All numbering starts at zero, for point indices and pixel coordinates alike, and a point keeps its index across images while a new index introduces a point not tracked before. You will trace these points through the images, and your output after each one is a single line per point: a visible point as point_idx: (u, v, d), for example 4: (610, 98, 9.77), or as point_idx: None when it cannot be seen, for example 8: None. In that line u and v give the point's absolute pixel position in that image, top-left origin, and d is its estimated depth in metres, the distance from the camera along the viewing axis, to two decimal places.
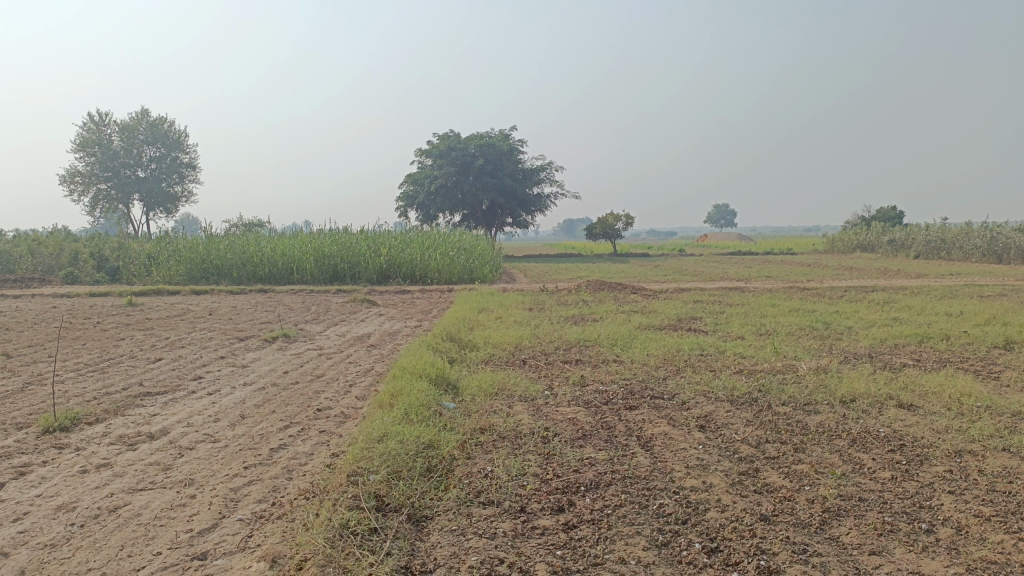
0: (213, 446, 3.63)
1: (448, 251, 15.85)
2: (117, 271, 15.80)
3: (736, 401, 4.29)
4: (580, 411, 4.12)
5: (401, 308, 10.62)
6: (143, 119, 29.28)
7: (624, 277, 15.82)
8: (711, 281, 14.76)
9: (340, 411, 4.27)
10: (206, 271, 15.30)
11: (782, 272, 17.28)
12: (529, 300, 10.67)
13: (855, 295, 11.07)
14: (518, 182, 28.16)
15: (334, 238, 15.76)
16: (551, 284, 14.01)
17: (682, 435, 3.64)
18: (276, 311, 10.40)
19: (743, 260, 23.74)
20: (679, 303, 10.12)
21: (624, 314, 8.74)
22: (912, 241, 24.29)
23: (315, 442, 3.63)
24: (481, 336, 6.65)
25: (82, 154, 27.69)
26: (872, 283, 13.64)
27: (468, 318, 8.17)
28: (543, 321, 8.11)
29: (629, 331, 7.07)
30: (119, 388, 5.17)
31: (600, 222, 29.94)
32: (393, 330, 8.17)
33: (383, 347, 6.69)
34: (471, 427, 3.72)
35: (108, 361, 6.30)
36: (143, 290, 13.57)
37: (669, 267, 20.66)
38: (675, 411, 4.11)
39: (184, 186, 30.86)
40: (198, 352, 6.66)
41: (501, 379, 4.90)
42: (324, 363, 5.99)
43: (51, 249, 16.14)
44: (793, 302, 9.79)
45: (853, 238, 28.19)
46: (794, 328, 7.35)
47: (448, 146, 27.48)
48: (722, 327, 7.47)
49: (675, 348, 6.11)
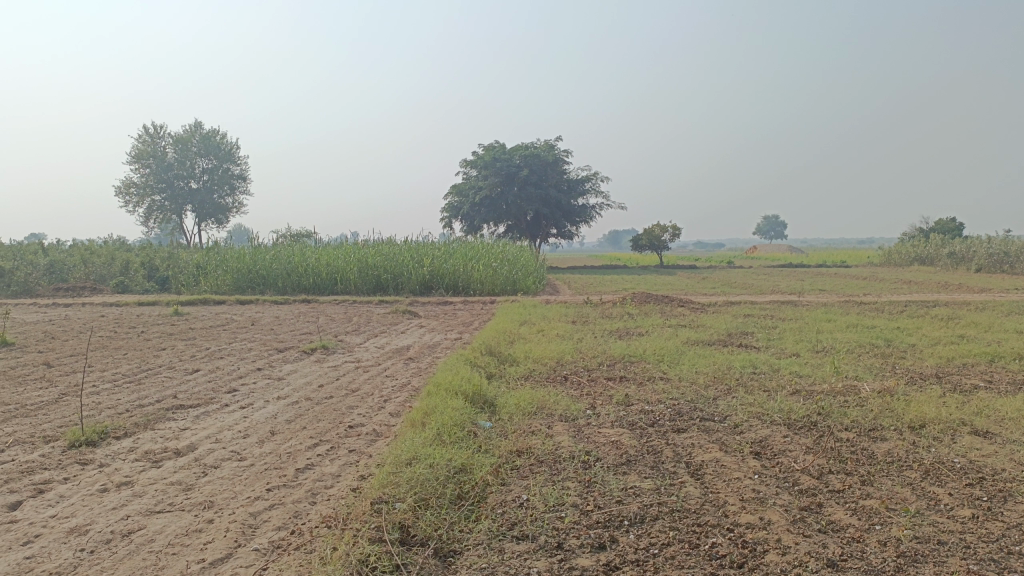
0: (238, 466, 3.48)
1: (491, 262, 15.68)
2: (166, 281, 16.03)
3: (793, 426, 3.99)
4: (624, 434, 3.87)
5: (443, 320, 10.48)
6: (196, 131, 29.86)
7: (671, 290, 15.46)
8: (762, 294, 14.31)
9: (372, 429, 4.09)
10: (251, 281, 15.41)
11: (836, 285, 16.71)
12: (573, 312, 10.43)
13: (916, 310, 10.56)
14: (563, 193, 27.93)
15: (378, 249, 15.75)
16: (596, 296, 13.72)
17: (736, 463, 3.36)
18: (318, 322, 10.34)
19: (794, 272, 23.06)
20: (729, 317, 9.76)
21: (671, 328, 8.43)
22: (973, 253, 23.34)
23: (343, 463, 3.45)
24: (522, 350, 6.43)
25: (137, 166, 28.39)
26: (933, 297, 13.04)
27: (509, 330, 7.97)
28: (587, 335, 7.86)
29: (677, 347, 6.77)
30: (152, 400, 5.09)
31: (646, 233, 29.51)
32: (433, 342, 8.01)
33: (422, 361, 6.52)
34: (508, 449, 3.49)
35: (147, 372, 6.25)
36: (190, 299, 13.70)
37: (718, 279, 20.15)
38: (727, 435, 3.83)
39: (235, 197, 31.38)
40: (236, 363, 6.59)
41: (541, 397, 4.67)
42: (361, 377, 5.84)
43: (103, 259, 16.46)
44: (850, 318, 9.35)
45: (910, 250, 27.26)
46: (852, 345, 6.96)
47: (492, 157, 27.39)
48: (775, 344, 7.12)
49: (725, 365, 5.80)
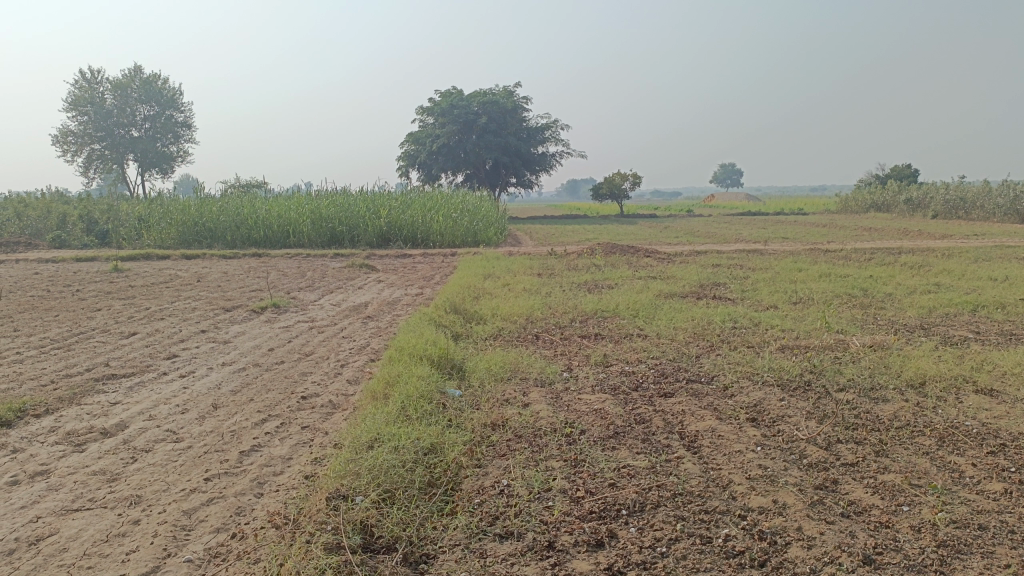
0: (172, 450, 3.04)
1: (451, 213, 15.17)
2: (107, 234, 15.17)
3: (788, 388, 3.69)
4: (607, 400, 3.52)
5: (402, 274, 10.02)
6: (136, 76, 28.32)
7: (634, 240, 15.16)
8: (727, 243, 14.08)
9: (328, 400, 3.67)
10: (198, 235, 14.67)
11: (799, 233, 16.59)
12: (538, 264, 10.05)
13: (884, 257, 10.41)
14: (522, 141, 27.31)
15: (331, 199, 15.08)
16: (559, 247, 13.33)
17: (734, 432, 3.04)
18: (269, 278, 9.79)
19: (755, 220, 22.93)
20: (698, 267, 9.48)
21: (641, 280, 8.09)
22: (929, 200, 23.47)
23: (295, 443, 3.03)
24: (488, 307, 6.03)
25: (73, 113, 26.80)
26: (897, 244, 12.96)
27: (473, 285, 7.55)
28: (555, 289, 7.49)
29: (651, 300, 6.45)
30: (81, 370, 4.58)
31: (607, 182, 29.11)
32: (393, 298, 7.56)
33: (381, 320, 6.07)
34: (481, 423, 3.12)
35: (79, 336, 5.70)
36: (133, 254, 12.95)
37: (682, 228, 19.91)
38: (719, 399, 3.51)
39: (179, 146, 29.99)
40: (178, 325, 6.07)
41: (513, 359, 4.29)
42: (315, 338, 5.39)
43: (37, 212, 15.47)
44: (821, 266, 9.13)
45: (868, 196, 27.41)
46: (830, 296, 6.71)
47: (449, 104, 26.56)
48: (750, 295, 6.84)
49: (704, 320, 5.49)
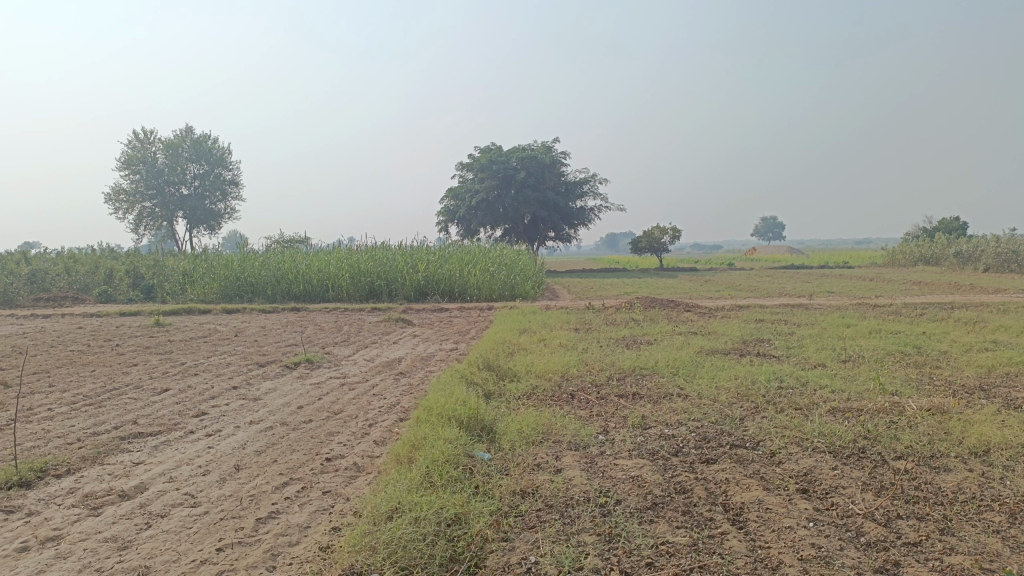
0: (188, 516, 2.93)
1: (488, 267, 15.14)
2: (152, 289, 15.45)
3: (840, 455, 3.44)
4: (645, 467, 3.32)
5: (438, 328, 9.93)
6: (186, 136, 29.29)
7: (674, 294, 14.91)
8: (770, 297, 13.76)
9: (352, 463, 3.53)
10: (239, 290, 14.86)
11: (844, 287, 16.18)
12: (575, 319, 9.90)
13: (936, 313, 10.02)
14: (561, 196, 27.41)
15: (370, 254, 15.19)
16: (597, 301, 13.15)
17: (783, 505, 2.82)
18: (306, 333, 9.78)
19: (799, 274, 22.46)
20: (740, 323, 9.22)
21: (681, 336, 7.87)
22: (980, 252, 22.80)
23: (314, 510, 2.89)
24: (522, 364, 5.88)
25: (126, 172, 27.75)
26: (948, 299, 12.50)
27: (508, 340, 7.41)
28: (592, 344, 7.32)
29: (692, 357, 6.23)
30: (109, 428, 4.52)
31: (646, 236, 28.97)
32: (427, 354, 7.45)
33: (413, 376, 5.95)
34: (509, 491, 2.94)
35: (112, 392, 5.68)
36: (175, 309, 13.13)
37: (723, 282, 19.58)
38: (765, 467, 3.29)
39: (226, 204, 30.77)
40: (210, 381, 6.02)
41: (546, 420, 4.12)
42: (345, 396, 5.28)
43: (86, 267, 15.87)
44: (870, 322, 8.80)
45: (915, 249, 26.75)
46: (881, 353, 6.40)
47: (488, 159, 26.87)
48: (796, 353, 6.57)
49: (748, 379, 5.25)
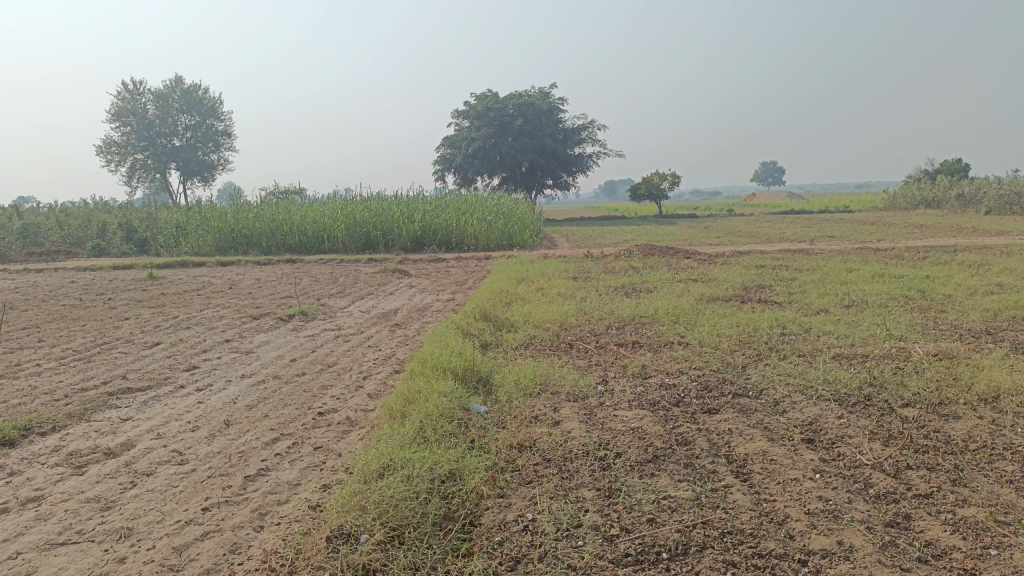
0: (175, 474, 2.84)
1: (486, 216, 14.94)
2: (146, 242, 15.26)
3: (846, 403, 3.36)
4: (645, 418, 3.22)
5: (435, 278, 9.81)
6: (176, 86, 28.71)
7: (674, 241, 14.76)
8: (770, 243, 13.61)
9: (345, 417, 3.44)
10: (234, 242, 14.69)
11: (845, 232, 16.02)
12: (573, 267, 9.77)
13: (939, 256, 9.89)
14: (559, 142, 27.01)
15: (365, 204, 14.98)
16: (596, 249, 13.00)
17: (789, 456, 2.73)
18: (301, 284, 9.65)
19: (799, 219, 22.25)
20: (740, 269, 9.10)
21: (681, 282, 7.74)
22: (982, 195, 22.56)
23: (304, 466, 2.80)
24: (519, 313, 5.76)
25: (117, 124, 27.27)
26: (951, 242, 12.36)
27: (505, 290, 7.29)
28: (591, 293, 7.20)
29: (692, 304, 6.12)
30: (97, 383, 4.43)
31: (645, 183, 28.65)
32: (423, 304, 7.34)
33: (409, 327, 5.84)
34: (506, 445, 2.85)
35: (102, 347, 5.58)
36: (169, 262, 12.98)
37: (723, 228, 19.39)
38: (769, 417, 3.20)
39: (220, 154, 30.33)
40: (202, 334, 5.92)
41: (544, 371, 4.02)
42: (339, 348, 5.18)
43: (79, 221, 15.66)
44: (872, 266, 8.67)
45: (917, 193, 26.47)
46: (884, 298, 6.29)
47: (484, 106, 26.40)
48: (798, 299, 6.46)
49: (749, 326, 5.15)
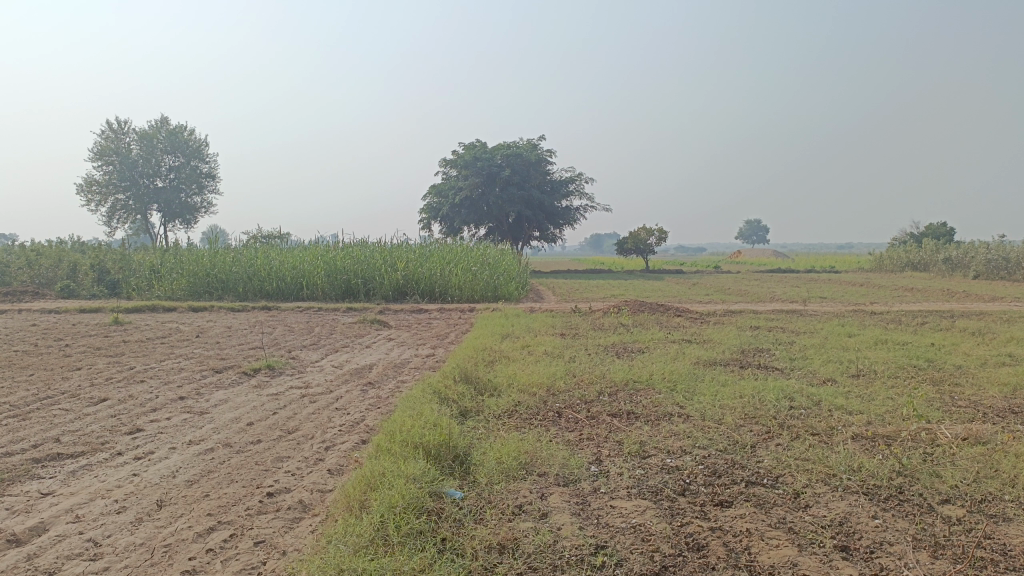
0: (81, 574, 2.33)
1: (471, 266, 14.55)
2: (118, 284, 14.71)
3: (876, 500, 2.93)
4: (648, 512, 2.76)
5: (415, 331, 9.35)
6: (163, 127, 28.48)
7: (662, 298, 14.41)
8: (762, 302, 13.29)
9: (297, 500, 2.94)
10: (209, 286, 14.18)
11: (835, 293, 15.76)
12: (560, 323, 9.35)
13: (938, 322, 9.57)
14: (547, 194, 26.86)
15: (347, 251, 14.56)
16: (584, 304, 12.61)
17: (823, 569, 2.28)
18: (273, 334, 9.16)
19: (787, 279, 22.06)
20: (735, 330, 8.71)
21: (675, 344, 7.33)
22: (969, 259, 22.52)
23: (238, 569, 2.31)
24: (504, 375, 5.31)
25: (99, 163, 26.91)
26: (945, 307, 12.07)
27: (489, 347, 6.85)
28: (580, 353, 6.76)
29: (689, 369, 5.69)
30: (23, 447, 3.90)
31: (631, 238, 28.50)
32: (401, 360, 6.87)
33: (383, 387, 5.35)
34: (484, 547, 2.38)
35: (41, 402, 5.04)
36: (138, 305, 12.44)
37: (711, 286, 19.09)
38: (792, 515, 2.75)
39: (203, 197, 29.91)
40: (155, 390, 5.39)
41: (531, 447, 3.55)
42: (304, 410, 4.68)
43: (50, 260, 15.10)
44: (873, 331, 8.31)
45: (903, 255, 26.45)
46: (893, 368, 5.88)
47: (473, 157, 26.30)
48: (801, 366, 6.04)
49: (754, 397, 4.71)
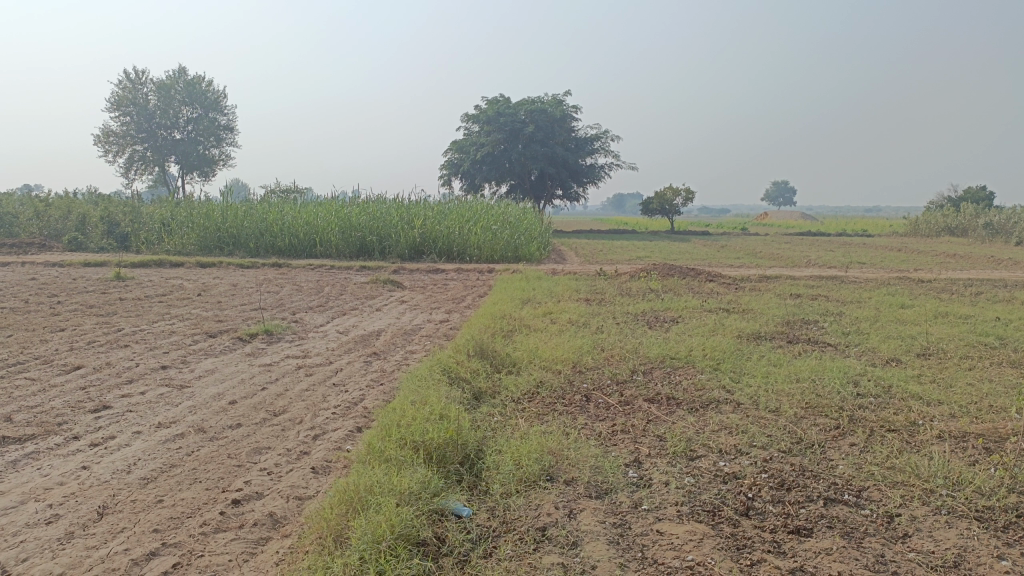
0: None
1: (491, 225, 13.89)
2: (127, 238, 14.23)
3: (995, 530, 2.31)
4: (707, 542, 2.16)
5: (430, 293, 8.79)
6: (181, 78, 27.76)
7: (692, 260, 13.71)
8: (797, 267, 12.54)
9: (266, 512, 2.38)
10: (220, 241, 13.68)
11: (874, 258, 14.94)
12: (584, 287, 8.72)
13: (994, 292, 8.82)
14: (571, 151, 26.00)
15: (362, 207, 13.97)
16: (609, 266, 11.97)
17: None
18: (279, 294, 8.62)
19: (820, 243, 21.10)
20: (775, 298, 8.04)
21: (712, 313, 6.67)
22: (1013, 224, 21.45)
23: None
24: (525, 348, 4.71)
25: (116, 114, 26.43)
26: (996, 276, 11.26)
27: (508, 313, 6.26)
28: (607, 321, 6.14)
29: (733, 344, 5.06)
30: None
31: (657, 197, 27.60)
32: (413, 327, 6.30)
33: (389, 359, 4.79)
34: None
35: (8, 370, 4.51)
36: (145, 260, 11.95)
37: (742, 248, 18.28)
38: (892, 552, 2.14)
39: (221, 149, 29.21)
40: (138, 358, 4.86)
41: (557, 443, 2.96)
42: (296, 386, 4.11)
43: (60, 212, 14.62)
44: (925, 302, 7.61)
45: (940, 220, 25.37)
46: (964, 348, 5.20)
47: (494, 111, 25.41)
48: (858, 342, 5.36)
49: (814, 381, 4.07)
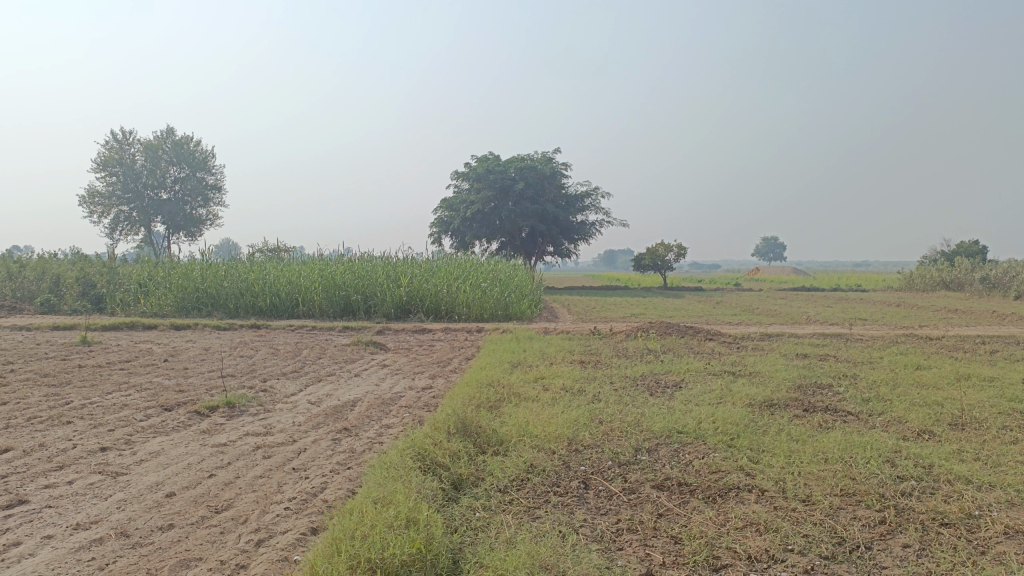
0: None
1: (480, 283, 13.45)
2: (102, 299, 13.68)
3: None
4: None
5: (415, 356, 8.27)
6: (167, 137, 27.72)
7: (689, 317, 13.26)
8: (798, 324, 12.09)
9: None
10: (199, 302, 13.14)
11: (875, 314, 14.50)
12: (579, 348, 8.21)
13: (1011, 350, 8.36)
14: (561, 208, 25.78)
15: (347, 266, 13.51)
16: (603, 325, 11.49)
17: None
18: (254, 359, 8.06)
19: (817, 298, 20.73)
20: (781, 358, 7.54)
21: (717, 378, 6.16)
22: (1011, 278, 21.15)
23: None
24: (514, 422, 4.17)
25: (102, 173, 26.14)
26: (1004, 332, 10.84)
27: (496, 380, 5.74)
28: (604, 388, 5.62)
29: (745, 414, 4.53)
30: None
31: (649, 253, 27.32)
32: (393, 395, 5.76)
33: (361, 436, 4.24)
34: None
35: None
36: (117, 322, 11.37)
37: (739, 304, 17.83)
38: None
39: (208, 209, 28.94)
40: (77, 437, 4.29)
41: (549, 550, 2.42)
42: (251, 472, 3.56)
43: (33, 273, 14.08)
44: (941, 363, 7.13)
45: (935, 274, 25.10)
46: (1001, 417, 4.69)
47: (485, 168, 25.25)
48: (882, 410, 4.86)
49: (845, 461, 3.55)
